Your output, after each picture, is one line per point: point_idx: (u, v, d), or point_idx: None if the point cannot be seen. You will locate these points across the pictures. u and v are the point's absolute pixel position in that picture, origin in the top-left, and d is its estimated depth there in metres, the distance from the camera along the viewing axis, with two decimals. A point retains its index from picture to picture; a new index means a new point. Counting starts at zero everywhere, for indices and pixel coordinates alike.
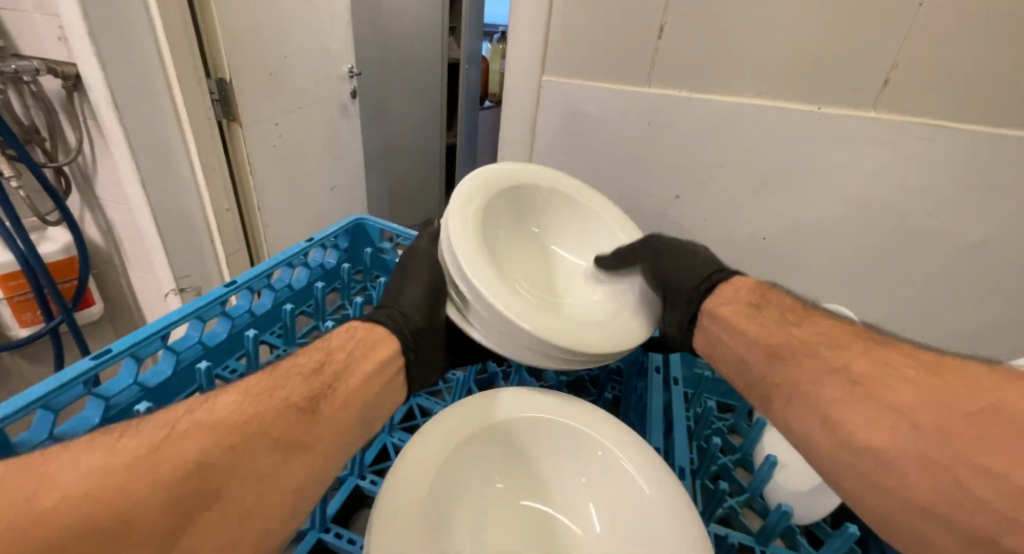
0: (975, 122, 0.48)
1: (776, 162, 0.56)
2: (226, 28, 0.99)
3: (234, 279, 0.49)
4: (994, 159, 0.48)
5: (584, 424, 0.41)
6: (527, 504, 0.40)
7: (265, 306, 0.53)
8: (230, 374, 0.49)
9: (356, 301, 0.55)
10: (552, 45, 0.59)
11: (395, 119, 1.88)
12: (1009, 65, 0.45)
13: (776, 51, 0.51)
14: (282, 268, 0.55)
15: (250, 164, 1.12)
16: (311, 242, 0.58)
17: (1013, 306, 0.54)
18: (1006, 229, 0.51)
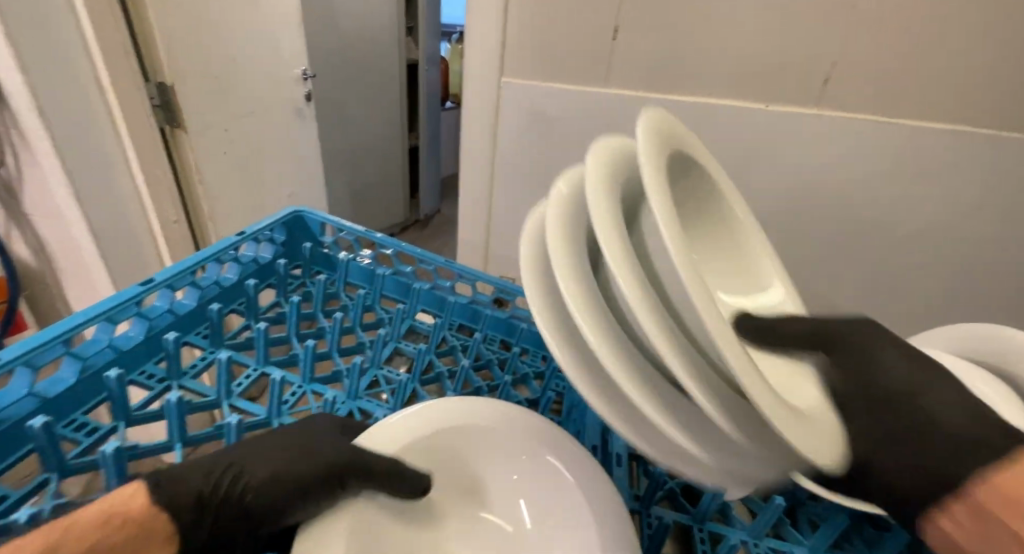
0: (911, 118, 0.50)
1: (730, 160, 0.57)
2: (165, 30, 0.93)
3: (151, 277, 0.44)
4: (932, 153, 0.51)
5: (516, 423, 0.38)
6: (461, 509, 0.38)
7: (189, 305, 0.46)
8: (148, 380, 0.41)
9: (294, 296, 0.48)
10: (509, 46, 0.57)
11: (355, 122, 1.83)
12: (938, 63, 0.47)
13: (724, 52, 0.52)
14: (208, 264, 0.49)
15: (198, 173, 1.06)
16: (241, 237, 0.53)
17: (957, 289, 0.57)
18: (947, 217, 0.53)
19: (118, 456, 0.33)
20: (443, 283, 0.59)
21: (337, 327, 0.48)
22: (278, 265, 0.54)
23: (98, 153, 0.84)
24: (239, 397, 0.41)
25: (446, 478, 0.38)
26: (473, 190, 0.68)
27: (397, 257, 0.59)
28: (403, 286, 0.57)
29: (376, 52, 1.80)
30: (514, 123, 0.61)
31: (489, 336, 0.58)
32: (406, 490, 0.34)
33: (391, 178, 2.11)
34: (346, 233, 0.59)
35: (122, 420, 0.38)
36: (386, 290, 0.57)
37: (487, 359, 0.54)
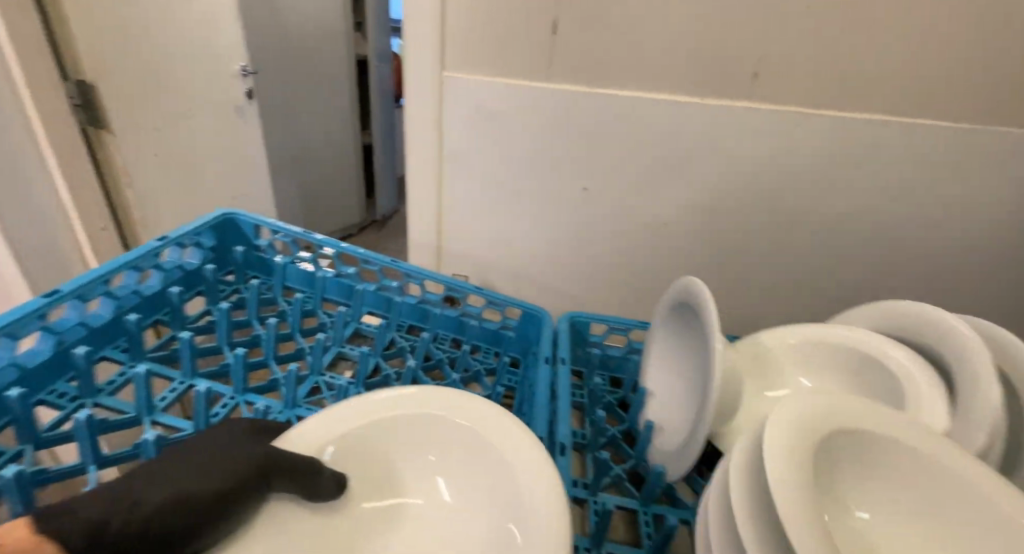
0: (826, 109, 0.54)
1: (670, 152, 0.59)
2: (84, 24, 0.87)
3: (57, 288, 0.40)
4: (841, 142, 0.56)
5: (458, 407, 0.38)
6: (372, 504, 0.36)
7: (104, 317, 0.44)
8: (59, 399, 0.39)
9: (223, 305, 0.47)
10: (451, 41, 0.56)
11: (305, 121, 1.78)
12: (847, 59, 0.52)
13: (660, 48, 0.54)
14: (126, 272, 0.47)
15: (127, 176, 1.01)
16: (163, 241, 0.50)
17: (869, 267, 0.63)
18: (858, 200, 0.59)
19: (21, 480, 0.31)
20: (389, 283, 0.58)
21: (273, 335, 0.47)
22: (206, 271, 0.52)
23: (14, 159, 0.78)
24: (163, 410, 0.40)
25: (361, 466, 0.37)
26: (421, 188, 0.67)
27: (339, 259, 0.58)
28: (347, 288, 0.57)
29: (324, 48, 1.74)
30: (460, 118, 0.60)
31: (439, 335, 0.58)
32: (327, 488, 0.33)
33: (345, 177, 2.06)
34: (281, 235, 0.57)
35: (29, 443, 0.35)
36: (327, 293, 0.57)
37: (438, 358, 0.54)
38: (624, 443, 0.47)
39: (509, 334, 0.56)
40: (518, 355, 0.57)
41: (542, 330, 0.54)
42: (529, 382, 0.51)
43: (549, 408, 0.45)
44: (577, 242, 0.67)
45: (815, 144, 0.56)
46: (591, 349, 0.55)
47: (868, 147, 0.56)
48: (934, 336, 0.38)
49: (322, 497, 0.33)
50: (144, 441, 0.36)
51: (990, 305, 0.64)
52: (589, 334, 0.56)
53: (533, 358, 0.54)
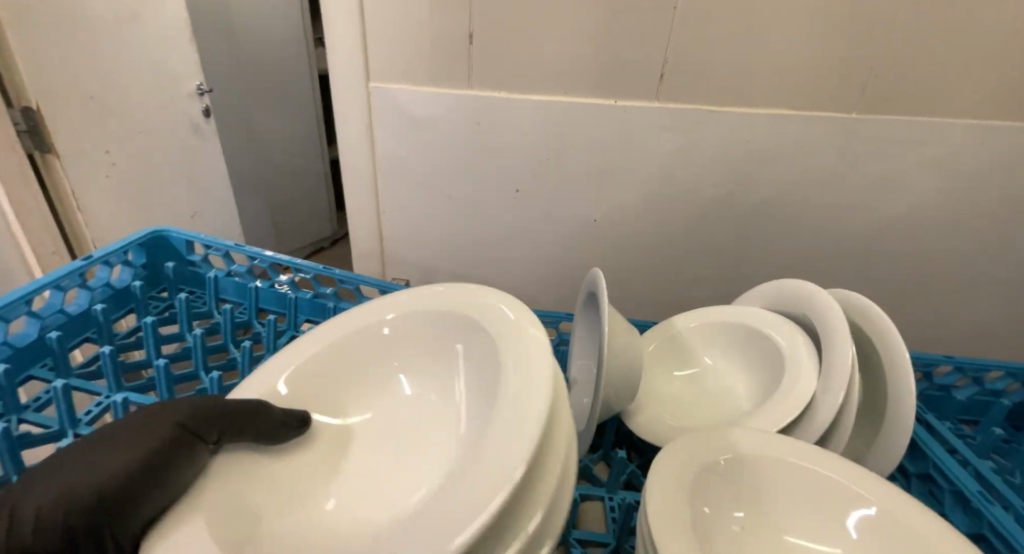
0: (729, 105, 0.58)
1: (592, 152, 0.62)
2: (23, 49, 0.87)
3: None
4: (747, 138, 0.60)
5: (416, 306, 0.41)
6: (342, 420, 0.39)
7: (30, 336, 0.46)
8: None
9: (149, 318, 0.50)
10: (374, 55, 0.58)
11: (268, 137, 1.78)
12: (744, 59, 0.55)
13: (571, 54, 0.57)
14: (52, 292, 0.49)
15: (77, 199, 1.01)
16: (90, 261, 0.53)
17: (789, 253, 0.67)
18: (767, 189, 0.63)
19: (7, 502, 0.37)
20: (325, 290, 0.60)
21: (199, 346, 0.50)
22: (135, 289, 0.55)
23: None
24: (86, 422, 0.43)
25: (326, 386, 0.39)
26: (359, 195, 0.69)
27: (271, 268, 0.60)
28: (280, 297, 0.59)
29: (284, 64, 1.76)
30: (390, 127, 0.63)
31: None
32: (279, 424, 0.34)
33: (313, 191, 2.07)
34: (213, 249, 0.60)
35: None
36: (262, 303, 0.60)
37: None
38: None
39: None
40: None
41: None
42: None
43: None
44: (513, 241, 0.70)
45: (723, 138, 0.60)
46: None
47: (773, 138, 0.59)
48: (812, 309, 0.42)
49: (280, 437, 0.34)
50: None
51: (906, 282, 0.68)
52: None
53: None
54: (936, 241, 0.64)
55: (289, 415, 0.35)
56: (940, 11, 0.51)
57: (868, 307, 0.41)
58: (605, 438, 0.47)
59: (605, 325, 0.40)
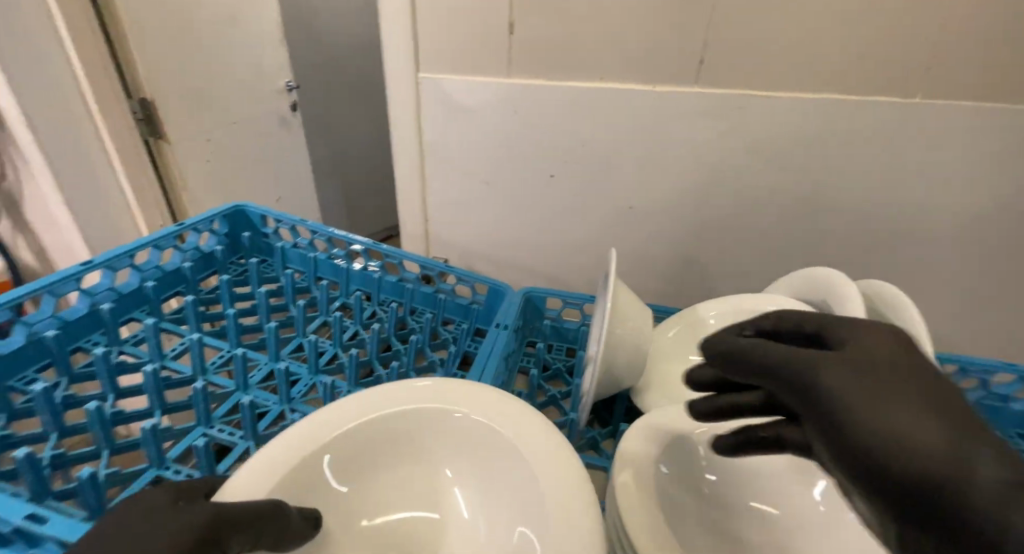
0: (771, 91, 0.56)
1: (628, 139, 0.63)
2: (144, 49, 1.02)
3: (90, 258, 0.49)
4: (792, 125, 0.57)
5: (486, 406, 0.32)
6: (370, 521, 0.32)
7: (130, 286, 0.53)
8: (91, 347, 0.48)
9: (226, 278, 0.56)
10: (423, 47, 0.63)
11: (346, 130, 1.93)
12: (789, 45, 0.53)
13: (607, 40, 0.58)
14: (150, 251, 0.56)
15: (183, 180, 1.16)
16: (182, 227, 0.60)
17: (835, 248, 0.64)
18: (814, 179, 0.60)
19: (100, 414, 0.37)
20: (374, 263, 0.65)
21: (265, 302, 0.56)
22: (218, 253, 0.62)
23: (91, 169, 0.95)
24: (171, 356, 0.48)
25: (360, 460, 0.32)
26: (406, 179, 0.74)
27: (329, 242, 0.66)
28: (335, 266, 0.65)
29: (361, 63, 1.90)
30: (436, 115, 0.67)
31: (417, 309, 0.64)
32: (297, 529, 0.27)
33: (383, 182, 2.21)
34: (283, 224, 0.67)
35: (66, 376, 0.44)
36: (320, 272, 0.65)
37: (411, 328, 0.61)
38: (564, 403, 0.51)
39: (478, 308, 0.61)
40: (483, 325, 0.62)
41: (503, 299, 0.59)
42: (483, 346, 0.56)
43: (485, 361, 0.50)
44: (550, 226, 0.72)
45: (766, 125, 0.58)
46: (549, 320, 0.59)
47: (822, 126, 0.57)
48: (832, 295, 0.40)
49: (294, 543, 0.27)
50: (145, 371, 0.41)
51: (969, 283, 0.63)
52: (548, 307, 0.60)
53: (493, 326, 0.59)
54: (1003, 239, 0.59)
55: (306, 519, 0.28)
56: None
57: (895, 299, 0.39)
58: (614, 412, 0.48)
59: (610, 300, 0.41)
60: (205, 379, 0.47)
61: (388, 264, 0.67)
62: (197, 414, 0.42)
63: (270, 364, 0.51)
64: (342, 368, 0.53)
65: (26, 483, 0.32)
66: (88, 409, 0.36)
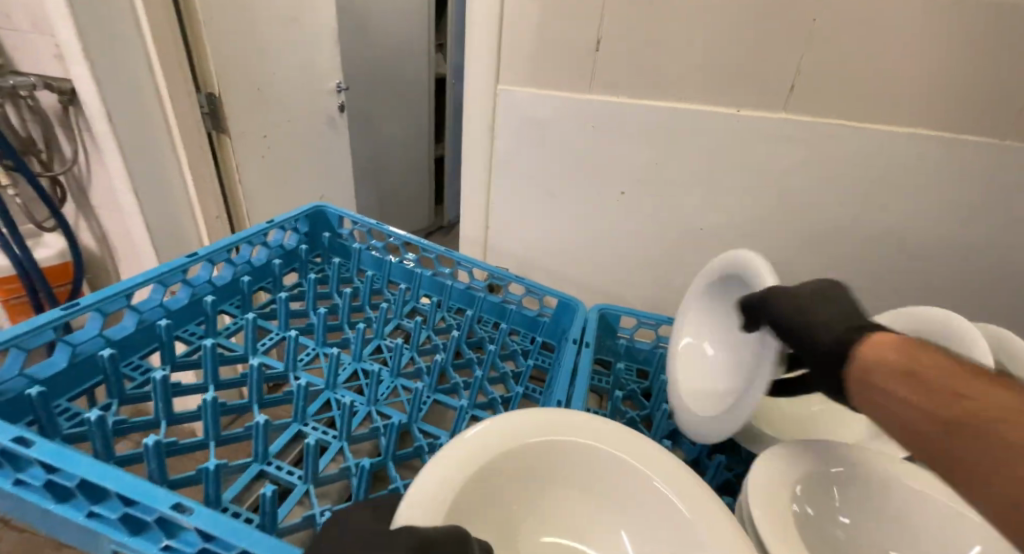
0: (859, 120, 0.56)
1: (706, 160, 0.62)
2: (214, 45, 1.05)
3: (195, 250, 0.52)
4: (881, 156, 0.56)
5: (626, 444, 0.34)
6: (553, 540, 0.34)
7: (225, 279, 0.55)
8: (190, 336, 0.50)
9: (313, 276, 0.58)
10: (505, 59, 0.64)
11: (388, 132, 1.96)
12: (882, 76, 0.53)
13: (693, 64, 0.58)
14: (244, 246, 0.59)
15: (239, 173, 1.18)
16: (271, 224, 0.62)
17: (913, 284, 0.62)
18: (899, 213, 0.59)
19: (215, 405, 0.38)
20: (444, 270, 0.66)
21: (347, 303, 0.57)
22: (301, 251, 0.64)
23: (158, 159, 0.97)
24: (263, 350, 0.50)
25: (500, 487, 0.32)
26: (473, 190, 0.74)
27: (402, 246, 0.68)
28: (407, 271, 0.66)
29: (407, 67, 1.94)
30: (509, 126, 0.68)
31: (484, 318, 0.65)
32: None
33: (418, 185, 2.23)
34: (359, 225, 0.69)
35: (169, 363, 0.45)
36: (392, 276, 0.67)
37: (481, 337, 0.61)
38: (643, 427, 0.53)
39: (547, 321, 0.63)
40: (552, 341, 0.63)
41: (574, 317, 0.60)
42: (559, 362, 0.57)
43: (569, 378, 0.50)
44: (615, 243, 0.72)
45: (855, 155, 0.57)
46: (620, 341, 0.61)
47: (912, 159, 0.56)
48: (950, 338, 0.39)
49: None
50: (251, 366, 0.43)
51: None
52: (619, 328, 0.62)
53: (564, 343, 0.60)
54: None
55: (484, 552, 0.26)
56: None
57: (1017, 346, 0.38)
58: (701, 442, 0.49)
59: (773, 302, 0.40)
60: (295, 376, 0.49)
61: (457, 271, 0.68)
62: (296, 410, 0.43)
63: (353, 365, 0.53)
64: (418, 372, 0.53)
65: (148, 470, 0.34)
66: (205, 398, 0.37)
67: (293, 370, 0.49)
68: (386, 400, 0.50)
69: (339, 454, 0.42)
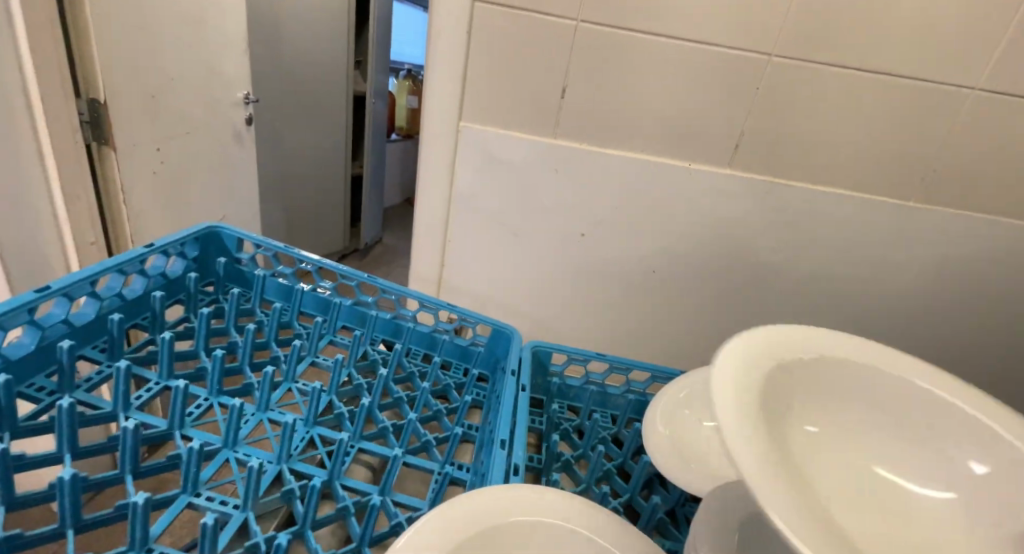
0: (789, 179, 0.63)
1: (664, 209, 0.66)
2: (103, 45, 0.90)
3: (48, 285, 0.44)
4: (804, 212, 0.64)
5: (565, 511, 0.34)
6: None
7: (87, 317, 0.47)
8: (37, 392, 0.42)
9: (204, 312, 0.51)
10: (468, 98, 0.62)
11: (302, 149, 1.83)
12: (806, 144, 0.61)
13: (652, 119, 0.61)
14: (111, 275, 0.51)
15: (124, 193, 1.00)
16: (150, 249, 0.55)
17: (830, 322, 0.71)
18: (818, 260, 0.67)
19: (74, 483, 0.34)
20: (365, 297, 0.63)
21: (249, 342, 0.52)
22: (188, 281, 0.57)
23: (20, 174, 0.79)
24: (139, 406, 0.43)
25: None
26: (428, 227, 0.71)
27: (315, 273, 0.63)
28: (323, 302, 0.62)
29: (325, 82, 1.84)
30: (469, 164, 0.66)
31: (411, 349, 0.63)
32: None
33: (331, 206, 2.09)
34: (262, 249, 0.63)
35: (8, 430, 0.38)
36: (303, 307, 0.62)
37: (409, 372, 0.59)
38: (575, 468, 0.54)
39: (479, 349, 0.63)
40: (485, 371, 0.62)
41: (510, 346, 0.60)
42: (496, 394, 0.56)
43: (510, 419, 0.48)
44: (573, 284, 0.72)
45: (787, 208, 0.64)
46: (550, 377, 0.62)
47: (829, 214, 0.64)
48: None
49: None
50: (122, 430, 0.38)
51: (936, 358, 0.72)
52: (549, 365, 0.63)
53: (500, 373, 0.59)
54: (967, 320, 0.69)
55: None
56: (971, 120, 0.58)
57: None
58: (633, 481, 0.51)
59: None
60: (182, 434, 0.43)
61: (380, 300, 0.65)
62: (185, 480, 0.39)
63: (258, 416, 0.48)
64: (340, 419, 0.50)
65: None
66: (63, 478, 0.34)
67: (180, 427, 0.43)
68: (300, 454, 0.46)
69: (241, 527, 0.38)
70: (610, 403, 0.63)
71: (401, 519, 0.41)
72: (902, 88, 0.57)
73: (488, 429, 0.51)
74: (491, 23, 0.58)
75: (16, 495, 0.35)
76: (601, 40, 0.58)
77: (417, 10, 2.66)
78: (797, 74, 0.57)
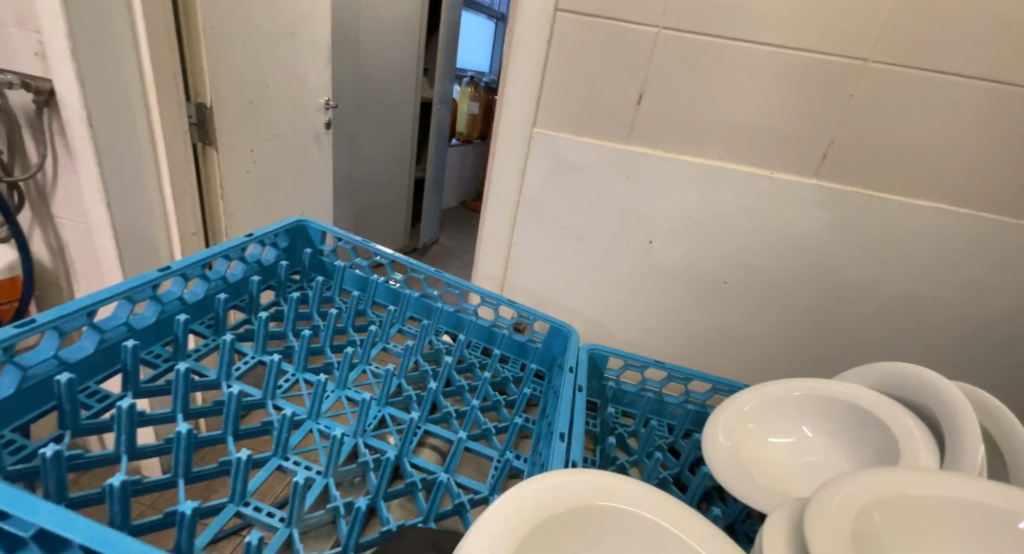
0: (880, 191, 0.60)
1: (740, 219, 0.64)
2: (211, 56, 0.99)
3: (168, 265, 0.50)
4: (897, 227, 0.60)
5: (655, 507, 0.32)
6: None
7: (197, 296, 0.52)
8: (156, 359, 0.47)
9: (293, 296, 0.56)
10: (544, 104, 0.64)
11: (373, 152, 1.93)
12: (902, 155, 0.57)
13: (732, 126, 0.60)
14: (218, 260, 0.56)
15: (222, 189, 1.10)
16: (249, 238, 0.60)
17: (921, 346, 0.66)
18: (911, 279, 0.62)
19: (189, 437, 0.38)
20: (432, 291, 0.66)
21: (331, 326, 0.55)
22: (279, 268, 0.61)
23: (138, 169, 0.89)
24: (238, 376, 0.48)
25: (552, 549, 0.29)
26: (496, 229, 0.73)
27: (388, 266, 0.67)
28: (394, 292, 0.65)
29: (396, 89, 1.93)
30: (540, 168, 0.67)
31: (472, 342, 0.65)
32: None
33: (395, 206, 2.18)
34: (342, 242, 0.67)
35: (69, 429, 0.38)
36: (377, 297, 0.65)
37: (470, 362, 0.61)
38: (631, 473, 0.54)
39: (537, 346, 0.63)
40: (543, 368, 0.63)
41: (568, 344, 0.60)
42: (554, 390, 0.57)
43: (570, 414, 0.48)
44: (638, 291, 0.71)
45: (877, 222, 0.61)
46: (606, 381, 0.62)
47: (926, 230, 0.60)
48: (936, 399, 0.43)
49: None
50: (227, 395, 0.42)
51: None
52: (606, 369, 0.63)
53: (557, 369, 0.60)
54: None
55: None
56: None
57: (995, 410, 0.42)
58: (690, 491, 0.50)
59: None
60: (274, 404, 0.47)
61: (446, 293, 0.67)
62: (276, 444, 0.42)
63: (337, 393, 0.51)
64: (408, 402, 0.53)
65: (110, 513, 0.33)
66: (179, 432, 0.37)
67: (272, 397, 0.47)
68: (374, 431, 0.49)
69: (323, 491, 0.41)
70: (667, 412, 0.62)
71: (464, 499, 0.43)
72: (1015, 97, 0.53)
73: (547, 422, 0.51)
74: (570, 32, 0.59)
75: (138, 447, 0.39)
76: (679, 47, 0.57)
77: (483, 20, 2.74)
78: (895, 81, 0.54)
